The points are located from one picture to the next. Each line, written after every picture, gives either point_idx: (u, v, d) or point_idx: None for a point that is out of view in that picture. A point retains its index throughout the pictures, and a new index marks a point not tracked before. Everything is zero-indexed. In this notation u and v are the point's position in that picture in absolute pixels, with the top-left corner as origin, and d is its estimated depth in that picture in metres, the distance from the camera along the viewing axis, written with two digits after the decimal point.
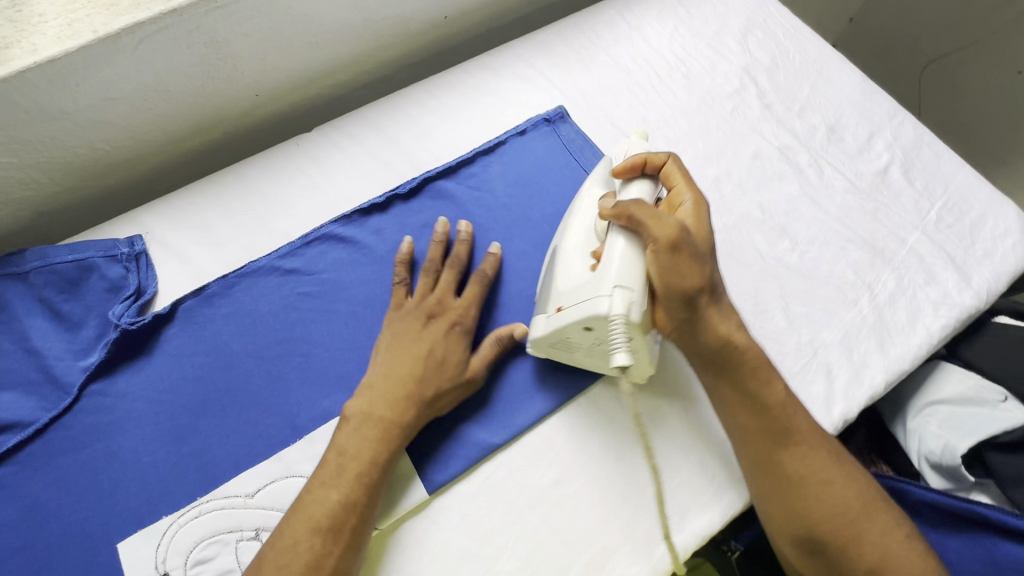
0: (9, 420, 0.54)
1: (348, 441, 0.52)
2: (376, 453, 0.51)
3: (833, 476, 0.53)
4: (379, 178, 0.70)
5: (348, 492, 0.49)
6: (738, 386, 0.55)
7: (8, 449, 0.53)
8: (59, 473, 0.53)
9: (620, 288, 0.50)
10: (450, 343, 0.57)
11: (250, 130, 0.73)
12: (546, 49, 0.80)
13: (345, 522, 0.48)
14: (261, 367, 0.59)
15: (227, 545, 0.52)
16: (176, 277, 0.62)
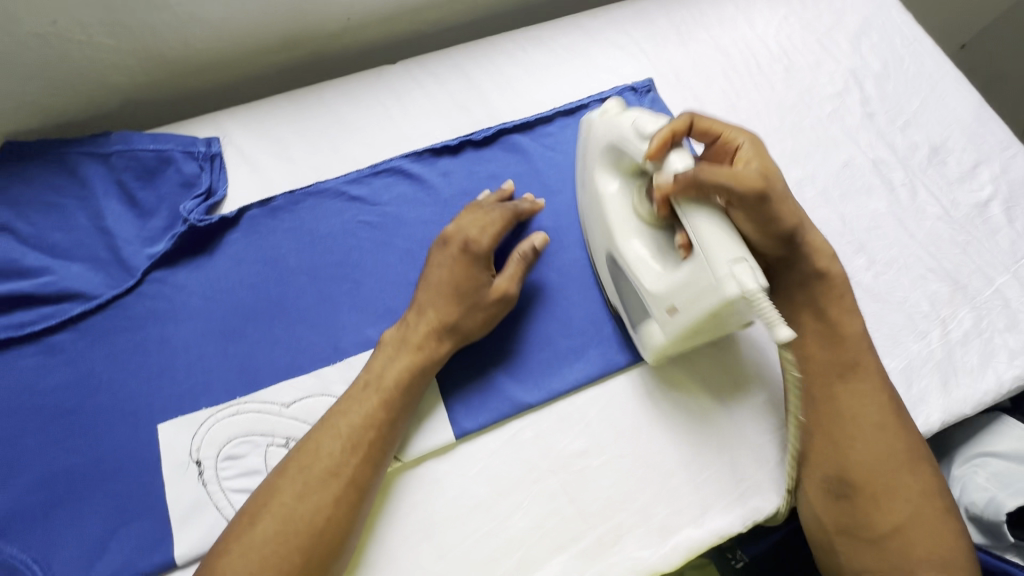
0: (77, 290, 0.56)
1: (380, 363, 0.53)
2: (405, 377, 0.52)
3: (887, 432, 0.53)
4: (455, 121, 0.69)
5: (371, 412, 0.51)
6: (816, 311, 0.58)
7: (72, 316, 0.56)
8: (113, 348, 0.55)
9: (737, 262, 0.45)
10: (485, 283, 0.56)
11: (335, 53, 0.72)
12: (645, 19, 0.77)
13: (366, 440, 0.50)
14: (314, 285, 0.59)
15: (258, 447, 0.53)
16: (245, 184, 0.63)
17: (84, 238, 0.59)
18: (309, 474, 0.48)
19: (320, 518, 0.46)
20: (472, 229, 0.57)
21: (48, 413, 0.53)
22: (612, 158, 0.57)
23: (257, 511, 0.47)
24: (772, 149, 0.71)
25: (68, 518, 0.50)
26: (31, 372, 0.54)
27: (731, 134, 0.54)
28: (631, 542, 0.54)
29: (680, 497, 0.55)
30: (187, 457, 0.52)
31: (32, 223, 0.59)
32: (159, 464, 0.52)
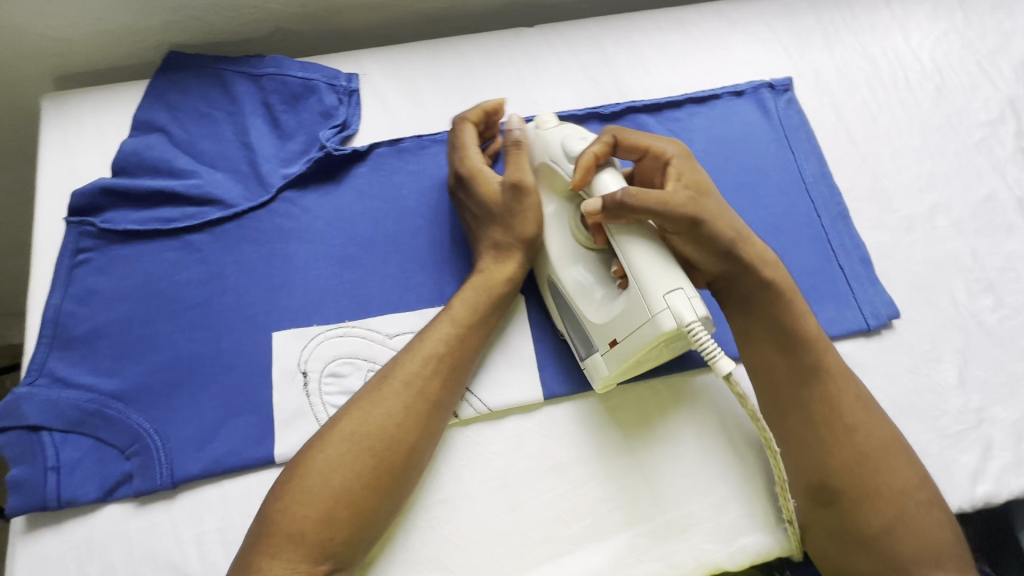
0: (218, 196, 0.60)
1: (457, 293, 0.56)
2: (479, 305, 0.55)
3: (858, 422, 0.50)
4: (583, 92, 0.69)
5: (446, 335, 0.53)
6: (769, 320, 0.52)
7: (211, 219, 0.60)
8: (241, 255, 0.59)
9: (673, 291, 0.46)
10: (521, 210, 0.56)
11: (475, 11, 0.74)
12: (793, 16, 0.74)
13: (436, 355, 0.52)
14: (428, 229, 0.62)
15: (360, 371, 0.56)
16: (377, 123, 0.66)
17: (228, 150, 0.63)
18: (387, 381, 0.51)
19: (393, 425, 0.49)
20: (467, 154, 0.58)
21: (180, 303, 0.57)
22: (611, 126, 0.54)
23: (335, 421, 0.50)
24: (908, 169, 0.67)
25: (186, 401, 0.54)
26: (169, 264, 0.59)
27: (668, 150, 0.54)
28: (699, 534, 0.54)
29: (754, 500, 0.55)
30: (295, 367, 0.56)
31: (183, 129, 0.64)
32: (270, 368, 0.56)
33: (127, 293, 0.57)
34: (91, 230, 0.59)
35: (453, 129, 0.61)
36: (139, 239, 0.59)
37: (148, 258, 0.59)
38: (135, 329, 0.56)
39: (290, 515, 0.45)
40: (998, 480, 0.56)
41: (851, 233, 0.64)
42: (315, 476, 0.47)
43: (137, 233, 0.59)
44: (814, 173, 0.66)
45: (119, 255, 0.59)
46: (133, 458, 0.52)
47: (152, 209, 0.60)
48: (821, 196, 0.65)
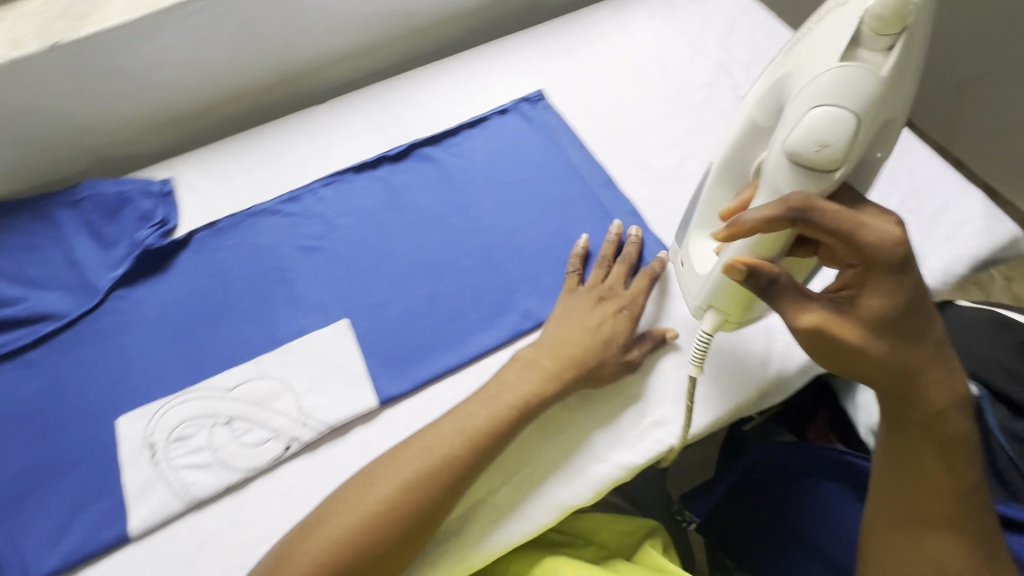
0: (49, 311, 0.66)
1: (441, 416, 0.58)
2: (442, 417, 0.58)
3: (932, 551, 0.51)
4: (374, 143, 0.80)
5: (430, 457, 0.55)
6: (923, 459, 0.51)
7: (44, 333, 0.64)
8: (79, 358, 0.64)
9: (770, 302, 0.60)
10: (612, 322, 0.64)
11: (275, 102, 0.86)
12: (537, 43, 0.89)
13: (438, 471, 0.54)
14: (253, 289, 0.68)
15: (204, 427, 0.60)
16: (195, 213, 0.74)
17: (57, 270, 0.69)
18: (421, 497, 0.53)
19: (381, 543, 0.51)
20: (606, 283, 0.66)
21: (22, 417, 0.61)
22: (853, 138, 0.49)
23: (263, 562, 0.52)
24: (654, 134, 0.81)
25: (37, 505, 0.56)
26: (10, 386, 0.62)
27: (862, 240, 0.47)
28: (544, 482, 0.59)
29: (587, 437, 0.61)
30: (142, 442, 0.59)
31: (11, 264, 0.69)
32: (116, 452, 0.59)
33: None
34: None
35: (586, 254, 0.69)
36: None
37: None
38: None
39: None
40: (784, 358, 0.65)
41: (619, 195, 0.75)
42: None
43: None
44: (580, 156, 0.78)
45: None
46: None
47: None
48: (588, 172, 0.77)
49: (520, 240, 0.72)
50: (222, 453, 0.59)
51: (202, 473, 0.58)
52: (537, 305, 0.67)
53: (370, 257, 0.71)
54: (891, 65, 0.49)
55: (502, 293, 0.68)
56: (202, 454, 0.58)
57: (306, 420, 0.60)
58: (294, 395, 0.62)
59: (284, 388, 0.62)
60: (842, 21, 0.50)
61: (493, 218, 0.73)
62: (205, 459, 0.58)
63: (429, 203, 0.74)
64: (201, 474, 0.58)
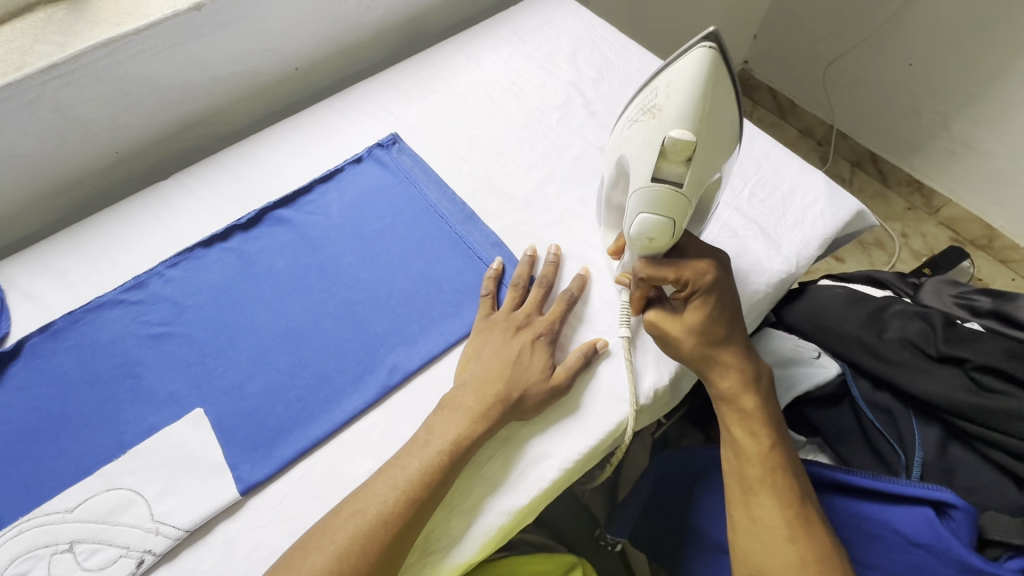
0: None
1: (328, 516, 0.53)
2: (328, 517, 0.53)
3: (764, 510, 0.55)
4: (224, 212, 0.76)
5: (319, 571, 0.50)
6: (742, 428, 0.59)
7: None
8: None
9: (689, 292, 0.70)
10: (537, 344, 0.63)
11: (115, 183, 0.81)
12: (389, 86, 0.88)
13: (361, 550, 0.51)
14: (96, 392, 0.63)
15: (43, 559, 0.54)
16: (28, 318, 0.68)
17: None
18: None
19: None
20: (517, 302, 0.67)
21: None
22: (675, 233, 0.58)
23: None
24: (512, 161, 0.81)
25: None
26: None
27: (685, 275, 0.59)
28: (426, 543, 0.56)
29: (467, 488, 0.58)
30: None
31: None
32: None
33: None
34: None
35: (498, 275, 0.70)
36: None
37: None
38: None
39: None
40: (656, 367, 0.65)
41: (482, 229, 0.74)
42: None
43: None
44: (440, 196, 0.77)
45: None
46: None
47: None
48: (448, 210, 0.76)
49: (384, 291, 0.70)
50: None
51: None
52: (406, 357, 0.65)
53: (225, 335, 0.67)
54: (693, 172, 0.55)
55: (369, 351, 0.66)
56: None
57: (159, 528, 0.55)
58: (146, 502, 0.57)
59: (134, 496, 0.57)
60: (652, 137, 0.56)
61: (354, 274, 0.71)
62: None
63: (286, 267, 0.71)
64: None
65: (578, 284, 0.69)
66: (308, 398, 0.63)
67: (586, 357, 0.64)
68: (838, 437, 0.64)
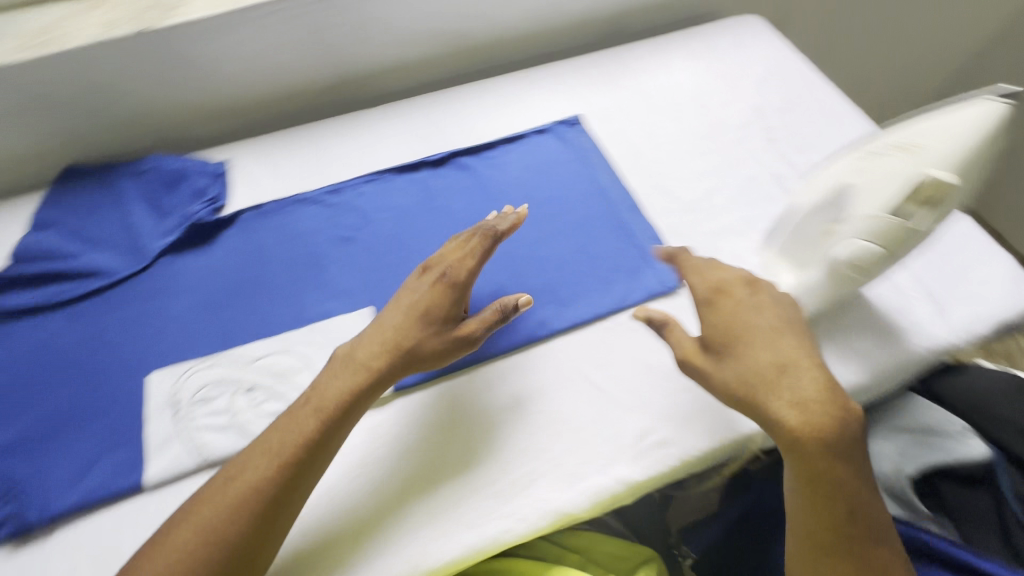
0: (101, 268, 0.71)
1: (293, 407, 0.57)
2: (293, 408, 0.57)
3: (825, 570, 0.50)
4: (417, 148, 0.84)
5: (290, 441, 0.54)
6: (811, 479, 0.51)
7: (93, 289, 0.69)
8: (121, 315, 0.68)
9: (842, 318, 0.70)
10: (427, 288, 0.62)
11: (327, 102, 0.91)
12: (581, 71, 0.93)
13: (307, 436, 0.54)
14: (288, 270, 0.72)
15: (229, 391, 0.63)
16: (244, 195, 0.79)
17: (111, 233, 0.74)
18: (290, 445, 0.54)
19: (256, 489, 0.51)
20: (450, 248, 0.65)
21: (63, 363, 0.65)
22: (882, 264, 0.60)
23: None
24: (684, 167, 0.83)
25: (65, 444, 0.60)
26: (52, 335, 0.67)
27: (698, 284, 0.61)
28: (541, 484, 0.60)
29: (585, 451, 0.62)
30: (168, 399, 0.63)
31: (73, 224, 0.75)
32: (139, 408, 0.62)
33: (13, 362, 0.65)
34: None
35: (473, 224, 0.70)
36: (27, 317, 0.68)
37: (35, 332, 0.67)
38: (19, 393, 0.63)
39: None
40: None
41: (644, 221, 0.77)
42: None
43: (26, 310, 0.68)
44: (610, 181, 0.81)
45: (10, 330, 0.67)
46: (8, 503, 0.56)
47: (42, 288, 0.70)
48: (617, 196, 0.80)
49: (544, 253, 0.75)
50: (241, 418, 0.62)
51: (220, 435, 0.61)
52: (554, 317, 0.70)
53: (400, 252, 0.74)
54: (929, 217, 0.58)
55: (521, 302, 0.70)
56: (224, 416, 0.62)
57: None
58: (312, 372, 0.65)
59: (305, 365, 0.65)
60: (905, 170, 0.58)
61: (520, 230, 0.76)
62: (226, 422, 0.61)
63: (462, 209, 0.78)
64: (220, 437, 0.60)
65: (508, 225, 0.67)
66: None
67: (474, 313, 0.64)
68: (969, 518, 0.62)
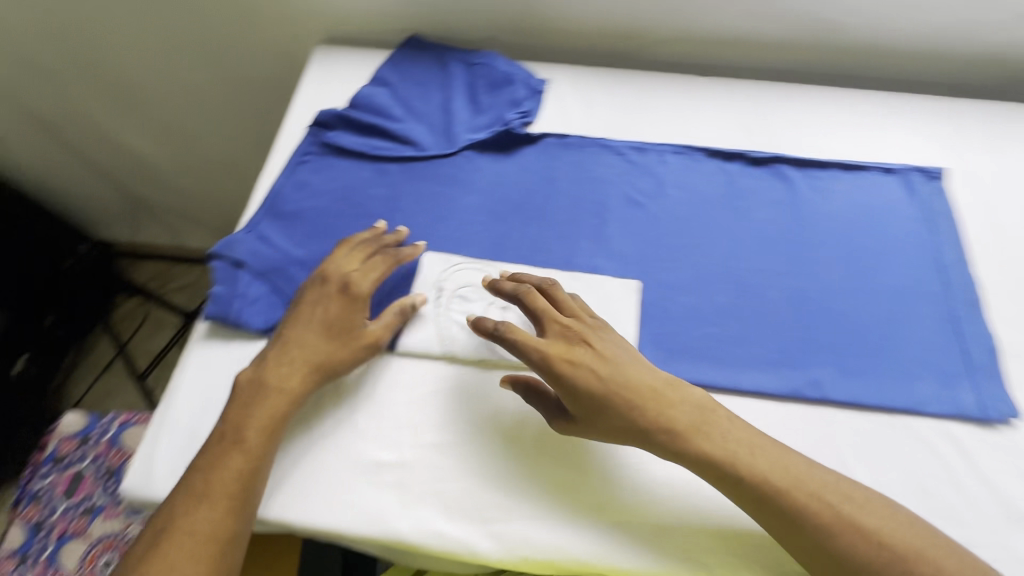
0: (415, 139, 0.75)
1: (235, 400, 0.57)
2: (236, 403, 0.57)
3: None
4: (736, 136, 0.76)
5: (257, 429, 0.55)
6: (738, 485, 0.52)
7: (404, 156, 0.74)
8: (419, 187, 0.72)
9: None
10: (328, 330, 0.60)
11: (655, 55, 0.86)
12: (960, 118, 0.76)
13: (247, 425, 0.55)
14: (570, 209, 0.71)
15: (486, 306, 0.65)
16: (551, 120, 0.78)
17: (431, 111, 0.79)
18: (222, 453, 0.54)
19: (209, 525, 0.51)
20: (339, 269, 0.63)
21: (363, 211, 0.71)
22: None
23: (154, 544, 0.51)
24: None
25: None
26: (364, 182, 0.73)
27: (514, 336, 0.58)
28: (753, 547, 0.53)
29: None
30: (435, 282, 0.66)
31: (405, 90, 0.80)
32: (410, 279, 0.67)
33: (328, 193, 0.73)
34: (320, 140, 0.76)
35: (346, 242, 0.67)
36: (348, 158, 0.75)
37: (350, 174, 0.74)
38: (324, 220, 0.71)
39: (167, 556, 0.50)
40: None
41: (982, 324, 0.63)
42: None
43: (349, 152, 0.75)
44: (955, 261, 0.66)
45: (334, 164, 0.75)
46: None
47: (367, 137, 0.76)
48: (956, 280, 0.65)
49: (842, 308, 0.64)
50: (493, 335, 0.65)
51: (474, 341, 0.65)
52: (830, 383, 0.60)
53: (684, 239, 0.69)
54: None
55: (796, 350, 0.62)
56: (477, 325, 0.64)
57: None
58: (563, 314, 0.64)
59: None
60: None
61: (822, 272, 0.67)
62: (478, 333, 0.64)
63: (764, 221, 0.70)
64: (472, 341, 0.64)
65: (398, 259, 0.65)
66: (722, 345, 0.63)
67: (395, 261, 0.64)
68: None
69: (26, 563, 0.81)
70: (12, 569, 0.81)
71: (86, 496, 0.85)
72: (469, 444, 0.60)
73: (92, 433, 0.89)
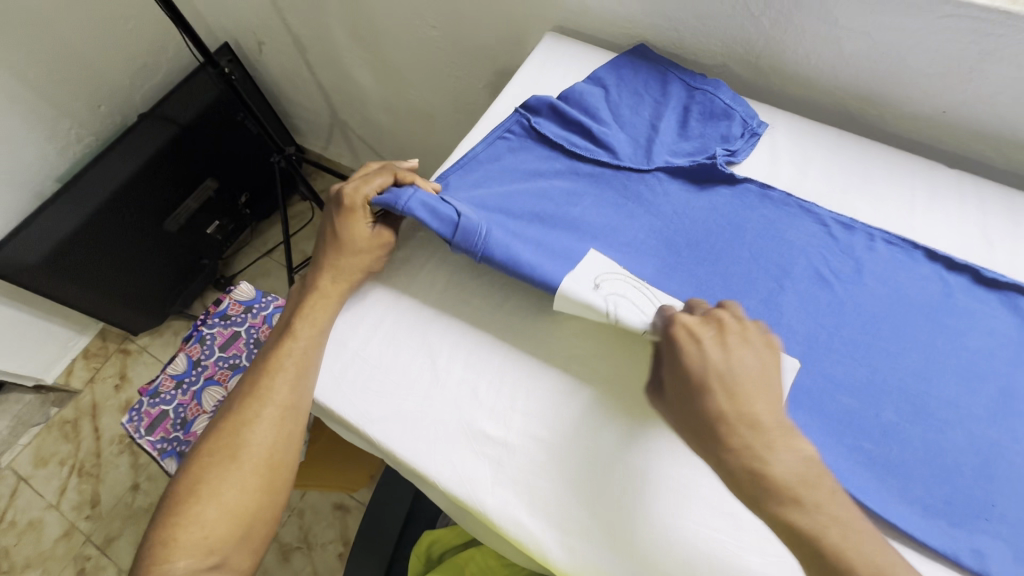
0: (613, 147, 0.76)
1: (301, 298, 0.70)
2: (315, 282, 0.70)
3: None
4: (968, 245, 0.67)
5: (291, 365, 0.65)
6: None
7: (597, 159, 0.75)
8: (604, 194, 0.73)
9: None
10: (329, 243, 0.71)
11: (896, 127, 0.77)
12: None
13: (289, 337, 0.67)
14: (748, 262, 0.67)
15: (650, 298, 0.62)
16: (758, 166, 0.75)
17: (636, 124, 0.79)
18: (275, 352, 0.66)
19: (269, 412, 0.64)
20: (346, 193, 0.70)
21: (543, 195, 0.73)
22: None
23: (263, 359, 0.67)
24: None
25: None
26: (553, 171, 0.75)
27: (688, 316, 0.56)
28: None
29: None
30: (591, 276, 0.64)
31: (617, 95, 0.81)
32: None
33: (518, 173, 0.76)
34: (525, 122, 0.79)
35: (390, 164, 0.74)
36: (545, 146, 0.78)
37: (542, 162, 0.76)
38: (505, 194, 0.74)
39: (265, 391, 0.65)
40: None
41: None
42: (258, 418, 0.64)
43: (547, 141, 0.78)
44: None
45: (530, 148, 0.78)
46: (456, 236, 0.66)
47: (569, 132, 0.78)
48: None
49: None
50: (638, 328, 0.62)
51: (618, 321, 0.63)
52: (997, 558, 0.52)
53: (867, 337, 0.62)
54: None
55: (967, 506, 0.54)
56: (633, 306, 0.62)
57: None
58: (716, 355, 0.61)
59: None
60: None
61: None
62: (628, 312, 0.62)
63: (974, 350, 0.60)
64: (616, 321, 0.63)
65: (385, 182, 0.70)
66: (875, 464, 0.56)
67: (401, 179, 0.71)
68: None
69: (180, 388, 0.99)
70: (170, 388, 0.99)
71: (235, 354, 1.00)
72: (573, 450, 0.60)
73: (255, 305, 1.05)
